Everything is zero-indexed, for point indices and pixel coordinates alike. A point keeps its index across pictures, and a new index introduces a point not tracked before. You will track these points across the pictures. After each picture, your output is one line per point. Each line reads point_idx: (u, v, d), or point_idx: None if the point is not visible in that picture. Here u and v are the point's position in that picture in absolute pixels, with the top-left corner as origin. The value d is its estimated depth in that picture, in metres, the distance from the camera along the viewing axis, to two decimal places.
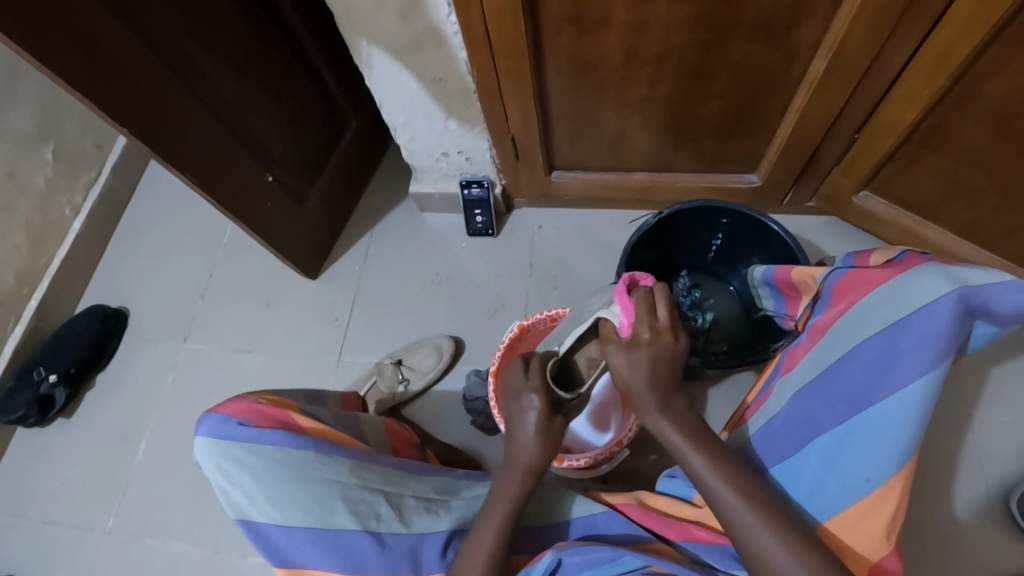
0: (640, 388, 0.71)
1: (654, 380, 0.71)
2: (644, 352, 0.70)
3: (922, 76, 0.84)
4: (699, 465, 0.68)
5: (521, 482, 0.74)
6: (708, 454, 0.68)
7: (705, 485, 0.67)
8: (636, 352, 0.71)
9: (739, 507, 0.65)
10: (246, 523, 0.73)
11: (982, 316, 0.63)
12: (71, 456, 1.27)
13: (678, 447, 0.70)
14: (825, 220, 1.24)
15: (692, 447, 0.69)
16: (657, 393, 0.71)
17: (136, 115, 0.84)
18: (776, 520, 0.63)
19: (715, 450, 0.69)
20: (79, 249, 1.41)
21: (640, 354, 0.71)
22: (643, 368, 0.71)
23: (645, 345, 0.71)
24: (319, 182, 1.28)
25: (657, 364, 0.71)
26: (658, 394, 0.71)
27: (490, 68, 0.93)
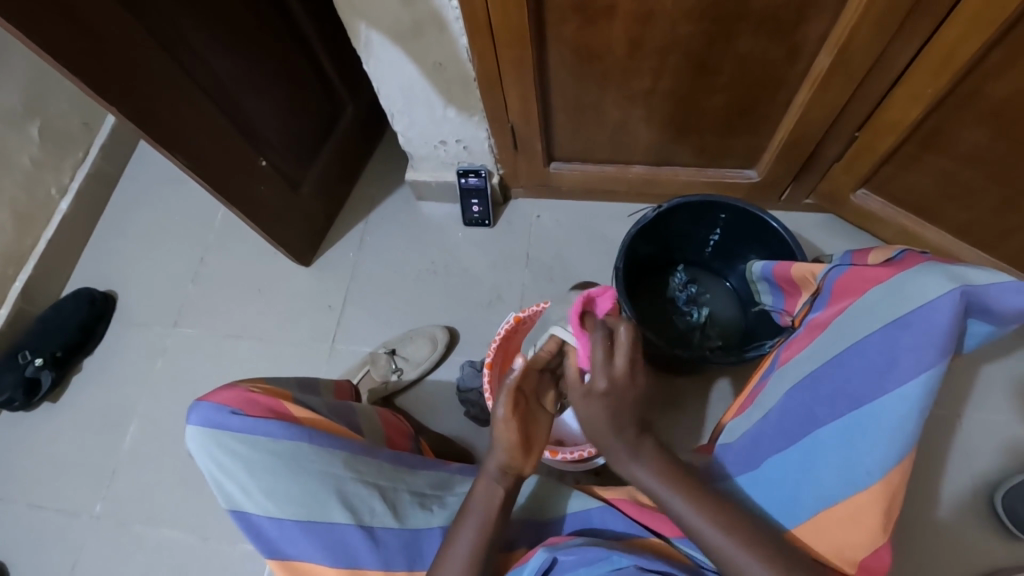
0: (602, 433, 0.71)
1: (612, 426, 0.70)
2: (599, 403, 0.69)
3: (927, 75, 0.84)
4: (677, 505, 0.68)
5: (498, 494, 0.73)
6: (688, 492, 0.69)
7: (690, 526, 0.67)
8: (591, 399, 0.70)
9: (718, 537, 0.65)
10: (237, 514, 0.72)
11: (981, 315, 0.62)
12: (57, 440, 1.26)
13: (656, 490, 0.70)
14: (822, 218, 1.24)
15: (667, 485, 0.69)
16: (625, 438, 0.71)
17: (127, 94, 0.82)
18: (763, 545, 0.64)
19: (697, 491, 0.69)
20: (66, 231, 1.39)
21: (595, 403, 0.70)
22: (601, 418, 0.70)
23: (600, 396, 0.69)
24: (314, 167, 1.26)
25: (617, 410, 0.70)
26: (621, 436, 0.70)
27: (492, 56, 0.92)
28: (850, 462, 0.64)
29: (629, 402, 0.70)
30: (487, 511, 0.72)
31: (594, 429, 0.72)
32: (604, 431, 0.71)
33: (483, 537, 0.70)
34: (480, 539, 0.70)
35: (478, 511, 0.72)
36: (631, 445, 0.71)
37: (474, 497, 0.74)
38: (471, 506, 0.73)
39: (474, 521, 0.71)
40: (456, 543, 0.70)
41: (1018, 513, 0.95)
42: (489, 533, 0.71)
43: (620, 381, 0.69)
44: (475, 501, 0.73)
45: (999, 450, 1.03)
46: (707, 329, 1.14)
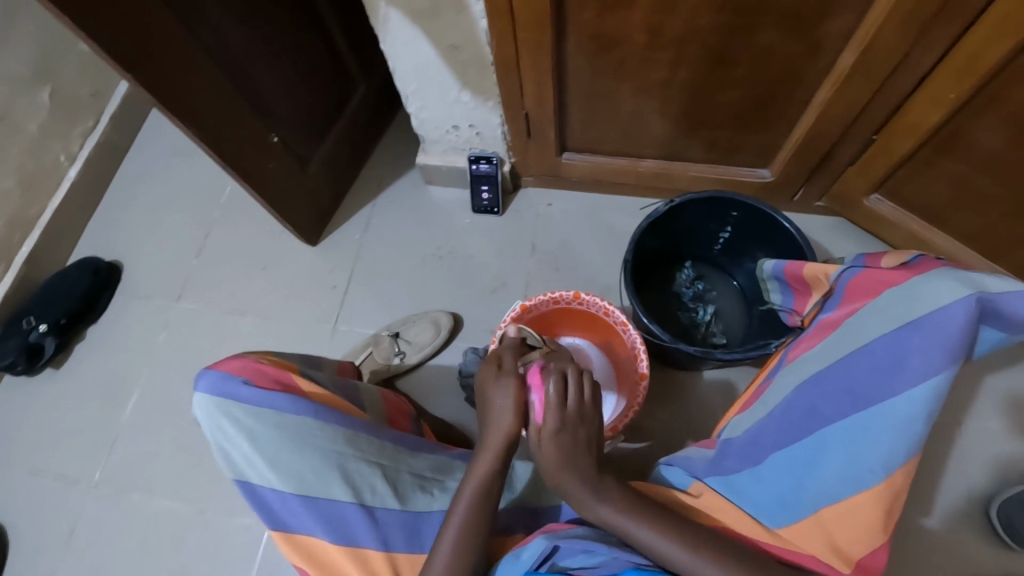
0: (562, 479, 0.71)
1: (568, 466, 0.71)
2: (547, 446, 0.71)
3: (949, 78, 0.82)
4: (651, 537, 0.66)
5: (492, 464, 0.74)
6: (655, 522, 0.67)
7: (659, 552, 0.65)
8: (542, 444, 0.72)
9: (682, 555, 0.64)
10: (242, 483, 0.73)
11: (992, 321, 0.62)
12: (58, 406, 1.26)
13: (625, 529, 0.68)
14: (832, 220, 1.23)
15: (628, 516, 0.68)
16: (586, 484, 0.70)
17: (138, 61, 0.81)
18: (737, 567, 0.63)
19: (664, 519, 0.67)
20: (73, 198, 1.38)
21: (547, 444, 0.71)
22: (553, 458, 0.71)
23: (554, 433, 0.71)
24: (324, 146, 1.26)
25: (567, 452, 0.71)
26: (578, 474, 0.70)
27: (509, 39, 0.91)
28: (853, 460, 0.65)
29: (581, 441, 0.72)
30: (480, 488, 0.72)
31: (549, 470, 0.72)
32: (560, 472, 0.71)
33: (474, 518, 0.70)
34: (475, 518, 0.70)
35: (475, 488, 0.72)
36: (587, 484, 0.70)
37: (468, 480, 0.73)
38: (466, 484, 0.73)
39: (466, 503, 0.71)
40: (450, 522, 0.70)
41: (1012, 522, 0.95)
42: (483, 512, 0.71)
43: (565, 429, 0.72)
44: (472, 479, 0.73)
45: (996, 460, 1.03)
46: (711, 327, 1.14)
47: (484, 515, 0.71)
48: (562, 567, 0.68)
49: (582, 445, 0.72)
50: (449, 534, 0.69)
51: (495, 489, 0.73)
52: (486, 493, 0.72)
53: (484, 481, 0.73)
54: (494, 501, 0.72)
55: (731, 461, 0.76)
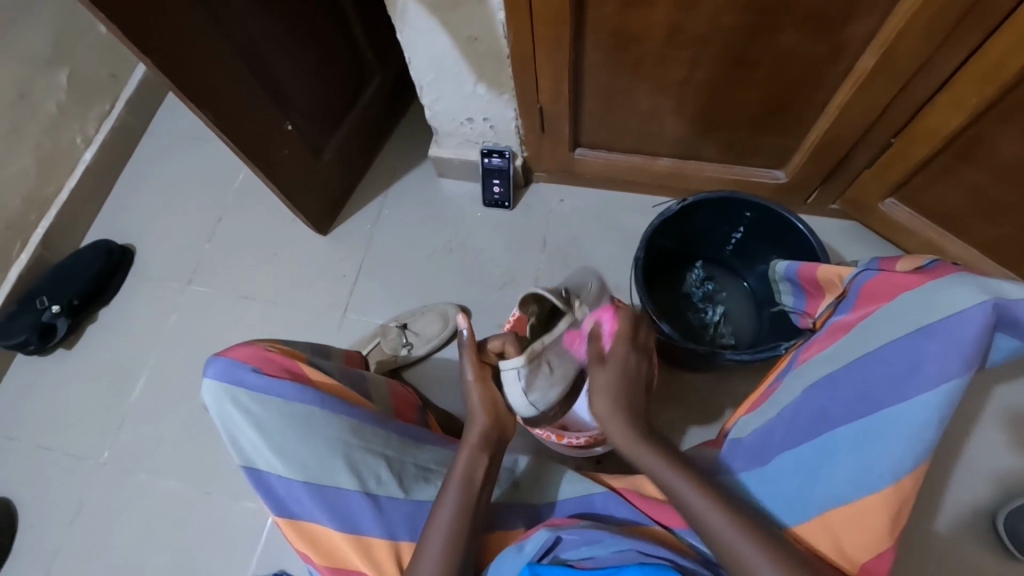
0: (610, 410, 0.79)
1: (619, 396, 0.80)
2: (607, 372, 0.81)
3: (971, 84, 0.81)
4: (688, 491, 0.69)
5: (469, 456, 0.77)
6: (687, 473, 0.71)
7: (697, 515, 0.67)
8: (605, 364, 0.82)
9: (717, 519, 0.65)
10: (249, 469, 0.74)
11: (1008, 328, 0.61)
12: (69, 386, 1.28)
13: (665, 476, 0.72)
14: (845, 224, 1.23)
15: (664, 462, 0.73)
16: (631, 421, 0.78)
17: (158, 45, 0.81)
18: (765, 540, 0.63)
19: (702, 479, 0.70)
20: (88, 180, 1.39)
21: (610, 363, 0.82)
22: (608, 383, 0.80)
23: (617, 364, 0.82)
24: (338, 135, 1.26)
25: (620, 387, 0.81)
26: (624, 412, 0.79)
27: (527, 33, 0.90)
28: (864, 465, 0.64)
29: (635, 371, 0.83)
30: (465, 482, 0.74)
31: (599, 401, 0.81)
32: (609, 405, 0.79)
33: (463, 507, 0.71)
34: (464, 509, 0.71)
35: (460, 479, 0.74)
36: (630, 420, 0.78)
37: (455, 468, 0.75)
38: (452, 475, 0.75)
39: (455, 491, 0.73)
40: (440, 511, 0.71)
41: (1018, 533, 0.95)
42: (470, 502, 0.72)
43: (633, 355, 0.84)
44: (456, 471, 0.75)
45: (1004, 471, 1.02)
46: (720, 328, 1.13)
47: (471, 505, 0.72)
48: (563, 559, 0.67)
49: (636, 375, 0.83)
50: (440, 522, 0.70)
51: (478, 480, 0.75)
52: (471, 490, 0.73)
53: (467, 472, 0.75)
54: (479, 491, 0.74)
55: (738, 462, 0.76)
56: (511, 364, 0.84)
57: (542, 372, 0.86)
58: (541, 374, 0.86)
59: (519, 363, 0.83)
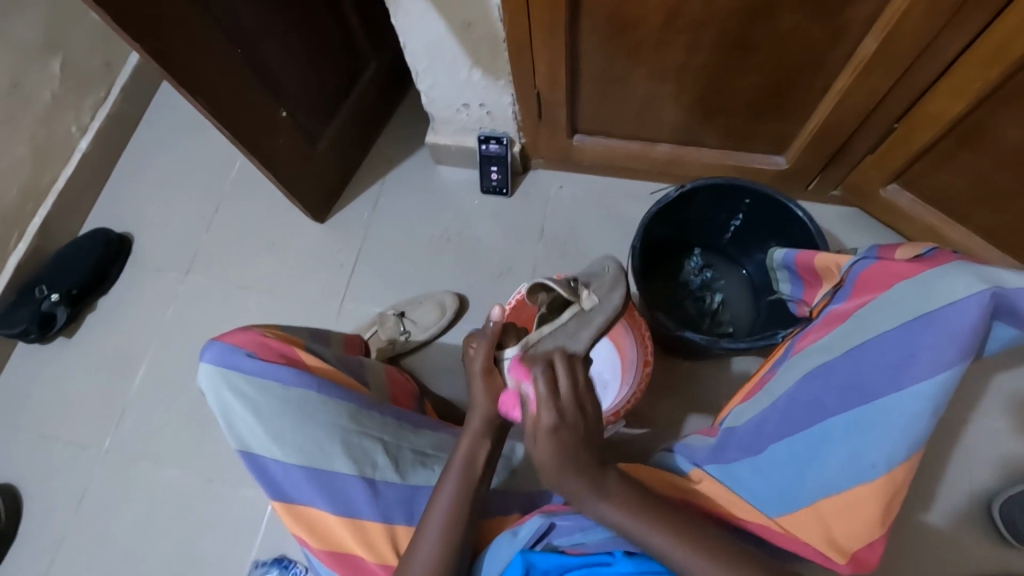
0: (553, 469, 0.65)
1: (561, 455, 0.65)
2: (545, 445, 0.65)
3: (975, 67, 0.80)
4: (675, 553, 0.59)
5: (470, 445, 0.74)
6: (672, 532, 0.60)
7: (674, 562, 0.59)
8: (538, 439, 0.66)
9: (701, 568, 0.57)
10: (246, 453, 0.74)
11: (1006, 318, 0.61)
12: (70, 375, 1.29)
13: (629, 529, 0.62)
14: (847, 211, 1.21)
15: (641, 522, 0.61)
16: (582, 475, 0.64)
17: (147, 32, 0.80)
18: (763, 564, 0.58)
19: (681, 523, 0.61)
20: (84, 170, 1.38)
21: (543, 443, 0.65)
22: (551, 461, 0.64)
23: (552, 426, 0.66)
24: (334, 123, 1.24)
25: (564, 442, 0.65)
26: (578, 473, 0.64)
27: (522, 18, 0.88)
28: (858, 454, 0.64)
29: (578, 436, 0.66)
30: (465, 468, 0.73)
31: (547, 473, 0.66)
32: (560, 472, 0.64)
33: (462, 493, 0.71)
34: (464, 494, 0.71)
35: (460, 462, 0.73)
36: (585, 482, 0.64)
37: (456, 454, 0.74)
38: (452, 462, 0.74)
39: (455, 475, 0.72)
40: (438, 498, 0.71)
41: (1014, 521, 0.95)
42: (470, 487, 0.72)
43: (564, 422, 0.66)
44: (457, 456, 0.74)
45: (1001, 459, 1.02)
46: (718, 316, 1.13)
47: (471, 490, 0.72)
48: (556, 546, 0.68)
49: (584, 435, 0.67)
50: (439, 507, 0.70)
51: (481, 462, 0.74)
52: (472, 476, 0.72)
53: (468, 458, 0.73)
54: (479, 476, 0.73)
55: (731, 452, 0.75)
56: (507, 353, 0.78)
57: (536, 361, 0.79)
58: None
59: (514, 351, 0.78)
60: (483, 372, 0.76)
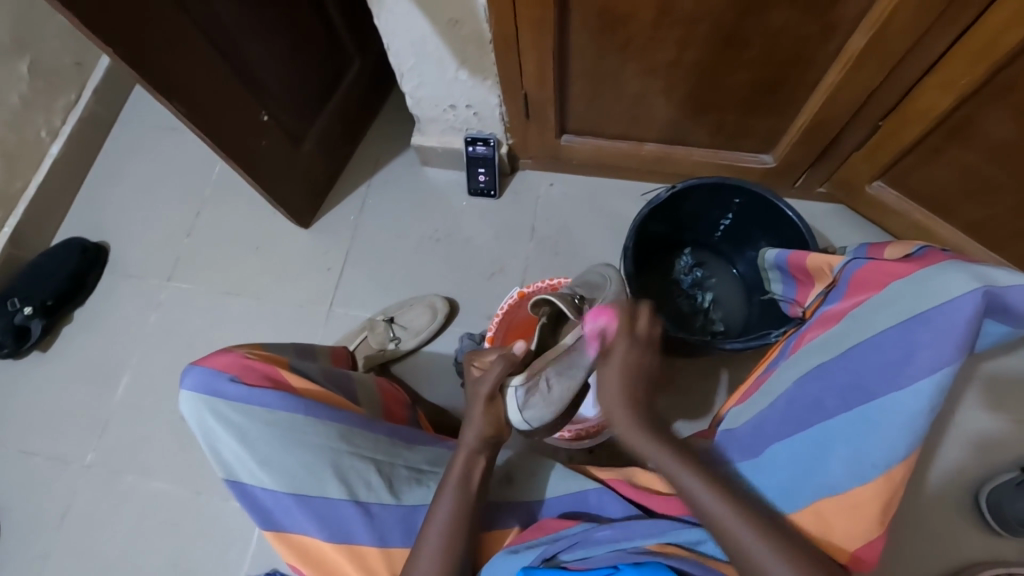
0: (614, 406, 0.75)
1: (624, 390, 0.75)
2: (614, 367, 0.76)
3: (962, 63, 0.80)
4: (691, 482, 0.67)
5: (469, 459, 0.76)
6: (697, 471, 0.68)
7: (699, 501, 0.65)
8: (610, 363, 0.76)
9: (734, 521, 0.63)
10: (233, 483, 0.73)
11: (999, 314, 0.62)
12: (47, 388, 1.24)
13: (670, 465, 0.69)
14: (833, 207, 1.22)
15: (668, 451, 0.70)
16: (633, 408, 0.74)
17: (121, 34, 0.77)
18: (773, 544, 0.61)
19: (704, 466, 0.69)
20: (57, 176, 1.34)
21: (613, 364, 0.76)
22: (615, 382, 0.75)
23: (629, 346, 0.76)
24: (318, 123, 1.22)
25: (629, 375, 0.75)
26: (633, 409, 0.73)
27: (510, 17, 0.87)
28: (857, 452, 0.65)
29: (643, 365, 0.76)
30: (462, 480, 0.74)
31: (608, 399, 0.75)
32: (616, 395, 0.74)
33: (461, 506, 0.72)
34: (463, 508, 0.72)
35: (458, 476, 0.74)
36: (632, 409, 0.74)
37: (453, 466, 0.75)
38: (447, 477, 0.74)
39: (452, 488, 0.73)
40: (434, 515, 0.71)
41: (1001, 511, 0.97)
42: (468, 500, 0.72)
43: (632, 344, 0.76)
44: (451, 472, 0.75)
45: (988, 447, 1.04)
46: (711, 314, 1.13)
47: (468, 503, 0.72)
48: (561, 561, 0.67)
49: (643, 370, 0.76)
50: (438, 520, 0.71)
51: (476, 481, 0.75)
52: (470, 489, 0.73)
53: (464, 473, 0.74)
54: (477, 490, 0.74)
55: (733, 453, 0.75)
56: (514, 381, 0.80)
57: (540, 390, 0.81)
58: (540, 393, 0.81)
59: (520, 380, 0.80)
60: (487, 397, 0.80)
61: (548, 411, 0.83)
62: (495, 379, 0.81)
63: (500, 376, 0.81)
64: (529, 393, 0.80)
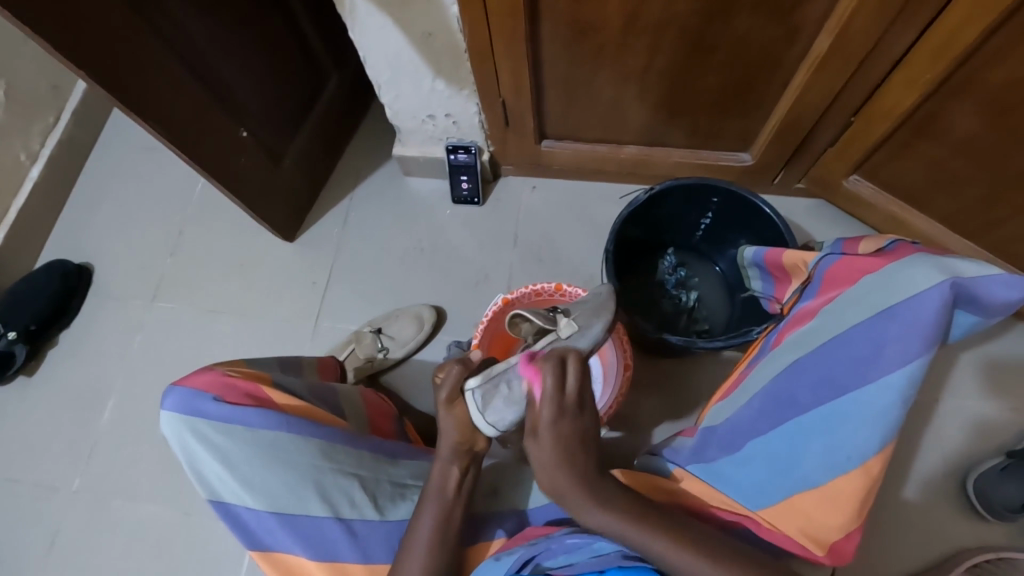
0: (558, 478, 0.73)
1: (561, 459, 0.73)
2: (546, 437, 0.73)
3: (925, 59, 0.81)
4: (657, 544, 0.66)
5: (451, 471, 0.76)
6: (653, 527, 0.67)
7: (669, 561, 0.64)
8: (541, 436, 0.74)
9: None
10: (217, 503, 0.73)
11: (965, 305, 0.64)
12: (33, 414, 1.23)
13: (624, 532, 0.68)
14: (812, 202, 1.23)
15: (623, 516, 0.69)
16: (574, 478, 0.72)
17: (92, 59, 0.77)
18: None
19: (664, 521, 0.68)
20: (37, 200, 1.33)
21: (544, 438, 0.74)
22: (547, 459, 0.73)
23: (553, 434, 0.73)
24: (298, 138, 1.22)
25: (563, 443, 0.73)
26: (571, 472, 0.72)
27: (482, 28, 0.88)
28: (832, 446, 0.66)
29: (574, 433, 0.74)
30: (439, 493, 0.75)
31: (545, 478, 0.74)
32: (555, 470, 0.73)
33: (444, 519, 0.73)
34: (444, 522, 0.73)
35: (434, 490, 0.75)
36: (575, 479, 0.72)
37: (431, 480, 0.76)
38: (427, 489, 0.75)
39: (434, 504, 0.74)
40: (417, 529, 0.72)
41: (987, 499, 0.98)
42: (446, 513, 0.74)
43: (567, 412, 0.74)
44: (430, 484, 0.76)
45: (974, 435, 1.06)
46: (695, 314, 1.14)
47: (448, 516, 0.73)
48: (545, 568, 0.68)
49: (579, 437, 0.74)
50: (421, 536, 0.72)
51: (452, 486, 0.76)
52: (446, 503, 0.74)
53: (441, 486, 0.75)
54: (453, 499, 0.75)
55: (713, 451, 0.76)
56: (471, 384, 0.77)
57: (500, 392, 0.77)
58: (500, 395, 0.77)
59: (476, 382, 0.77)
60: (447, 401, 0.78)
61: (514, 414, 0.77)
62: (452, 381, 0.78)
63: (458, 379, 0.79)
64: (487, 395, 0.77)
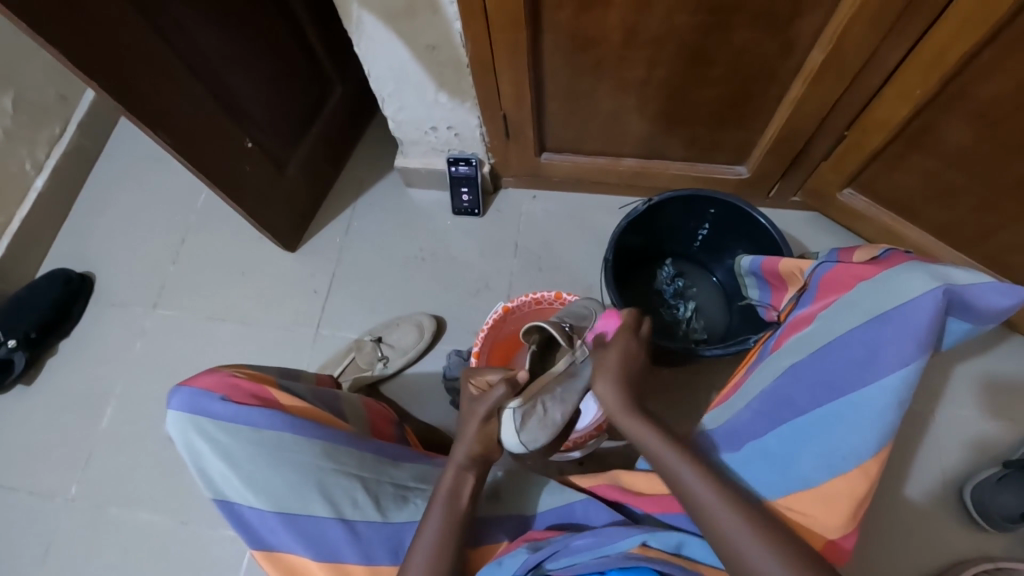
0: (614, 398, 0.77)
1: (620, 373, 0.79)
2: (613, 357, 0.81)
3: (916, 74, 0.84)
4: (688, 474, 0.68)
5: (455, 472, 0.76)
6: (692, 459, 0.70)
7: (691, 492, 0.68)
8: (604, 370, 0.80)
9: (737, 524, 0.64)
10: (222, 502, 0.74)
11: (960, 312, 0.65)
12: (29, 422, 1.23)
13: (669, 458, 0.71)
14: (807, 215, 1.26)
15: (672, 449, 0.71)
16: (629, 399, 0.77)
17: (103, 67, 0.79)
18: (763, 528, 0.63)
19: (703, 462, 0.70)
20: (40, 208, 1.34)
21: (612, 353, 0.81)
22: (610, 371, 0.79)
23: (621, 352, 0.81)
24: (301, 148, 1.24)
25: (627, 365, 0.80)
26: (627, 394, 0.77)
27: (485, 41, 0.90)
28: (829, 448, 0.67)
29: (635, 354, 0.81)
30: (450, 495, 0.74)
31: (606, 391, 0.78)
32: (614, 390, 0.78)
33: (449, 522, 0.72)
34: (452, 525, 0.72)
35: (445, 494, 0.75)
36: (629, 400, 0.77)
37: (442, 484, 0.76)
38: (437, 494, 0.75)
39: (441, 508, 0.74)
40: (423, 532, 0.72)
41: (984, 509, 0.98)
42: (452, 519, 0.73)
43: (635, 338, 0.83)
44: (441, 487, 0.75)
45: (969, 444, 1.06)
46: (693, 323, 1.15)
47: (457, 521, 0.73)
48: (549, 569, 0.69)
49: (637, 363, 0.81)
50: (427, 535, 0.71)
51: (465, 496, 0.75)
52: (458, 512, 0.73)
53: (453, 489, 0.75)
54: (464, 507, 0.74)
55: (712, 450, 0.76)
56: (512, 403, 0.79)
57: (537, 415, 0.80)
58: (536, 417, 0.80)
59: (518, 403, 0.79)
60: (484, 417, 0.79)
61: (545, 437, 0.82)
62: (493, 400, 0.80)
63: (499, 399, 0.80)
64: (525, 416, 0.79)
